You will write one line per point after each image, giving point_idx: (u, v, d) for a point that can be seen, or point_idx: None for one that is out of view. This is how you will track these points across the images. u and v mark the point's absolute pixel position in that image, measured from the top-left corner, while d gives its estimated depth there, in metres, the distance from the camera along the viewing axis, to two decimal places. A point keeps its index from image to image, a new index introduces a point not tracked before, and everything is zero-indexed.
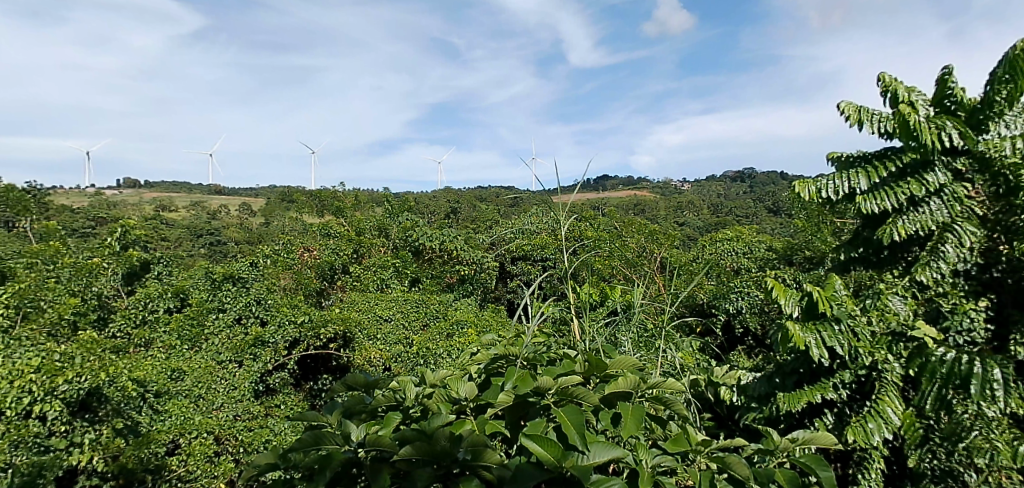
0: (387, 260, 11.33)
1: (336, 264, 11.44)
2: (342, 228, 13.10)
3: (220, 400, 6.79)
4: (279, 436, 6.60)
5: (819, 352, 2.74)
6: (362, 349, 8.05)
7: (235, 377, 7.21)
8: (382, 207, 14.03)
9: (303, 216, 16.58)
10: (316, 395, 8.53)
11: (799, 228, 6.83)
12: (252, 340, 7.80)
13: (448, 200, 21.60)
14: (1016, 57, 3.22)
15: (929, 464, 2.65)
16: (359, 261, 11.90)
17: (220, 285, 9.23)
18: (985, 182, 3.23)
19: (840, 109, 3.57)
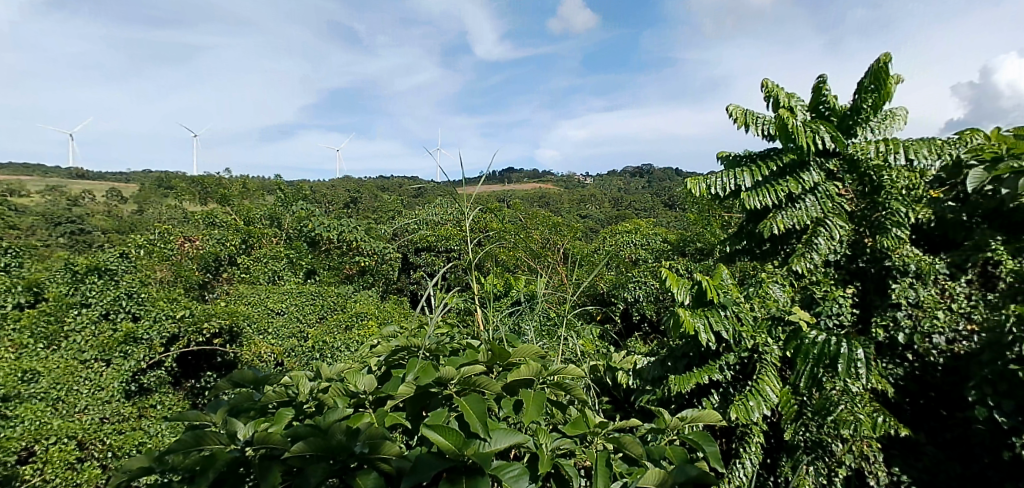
0: (279, 251, 10.81)
1: (221, 256, 10.76)
2: (228, 217, 12.34)
3: (83, 402, 6.24)
4: (155, 437, 6.20)
5: (706, 336, 2.90)
6: (250, 344, 7.65)
7: (100, 377, 6.65)
8: (273, 196, 13.34)
9: (183, 203, 15.44)
10: (198, 393, 8.03)
11: (690, 221, 7.18)
12: (121, 337, 7.17)
13: (347, 189, 20.96)
14: (878, 69, 3.57)
15: (802, 437, 2.84)
16: (248, 252, 11.26)
17: (82, 277, 8.24)
18: (853, 181, 3.57)
19: (728, 111, 3.79)
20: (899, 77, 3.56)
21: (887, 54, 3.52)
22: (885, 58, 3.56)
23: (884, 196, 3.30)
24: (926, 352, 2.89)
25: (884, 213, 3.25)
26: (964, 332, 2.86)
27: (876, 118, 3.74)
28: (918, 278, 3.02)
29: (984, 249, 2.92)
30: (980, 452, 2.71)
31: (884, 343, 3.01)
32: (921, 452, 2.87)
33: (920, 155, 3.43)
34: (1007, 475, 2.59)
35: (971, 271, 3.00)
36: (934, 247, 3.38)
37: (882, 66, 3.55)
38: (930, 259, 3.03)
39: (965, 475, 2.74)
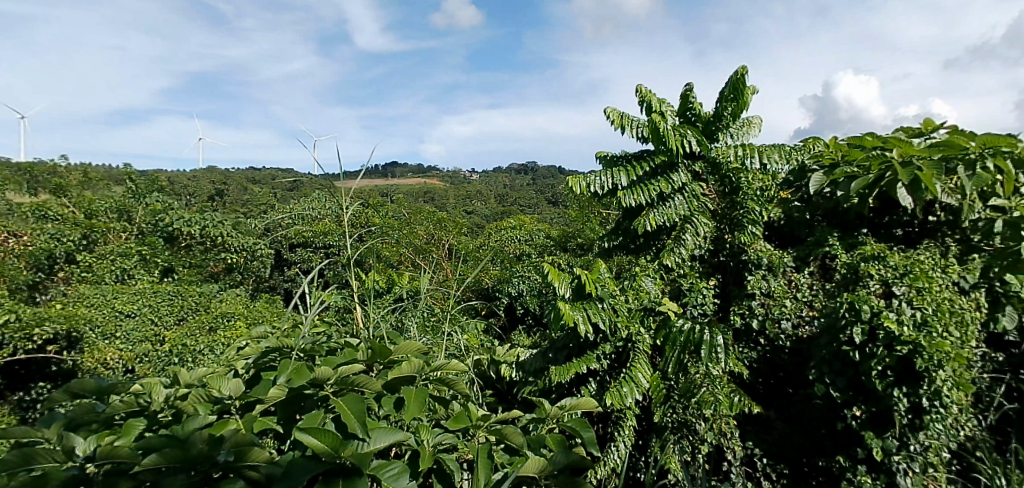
0: (130, 247, 9.85)
1: (57, 252, 9.60)
2: (66, 209, 11.04)
3: None
4: None
5: (585, 327, 3.01)
6: (94, 350, 6.92)
7: None
8: (123, 188, 12.11)
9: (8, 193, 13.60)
10: (28, 408, 7.16)
11: (571, 217, 7.41)
12: None
13: (211, 181, 19.54)
14: (737, 80, 3.86)
15: (670, 418, 3.00)
16: (91, 249, 10.15)
17: None
18: (715, 182, 3.81)
19: (606, 113, 3.94)
20: (755, 88, 3.88)
21: (745, 66, 3.82)
22: (743, 70, 3.86)
23: (741, 196, 3.57)
24: (775, 336, 3.15)
25: (742, 211, 3.52)
26: (807, 318, 3.13)
27: (735, 125, 4.04)
28: (769, 271, 3.30)
29: (824, 244, 3.26)
30: (818, 424, 3.02)
31: (741, 329, 3.29)
32: (770, 427, 3.17)
33: (772, 160, 3.68)
34: (838, 442, 2.95)
35: (813, 264, 3.30)
36: (784, 243, 3.71)
37: (740, 77, 3.85)
38: (780, 254, 3.31)
39: (806, 445, 3.05)
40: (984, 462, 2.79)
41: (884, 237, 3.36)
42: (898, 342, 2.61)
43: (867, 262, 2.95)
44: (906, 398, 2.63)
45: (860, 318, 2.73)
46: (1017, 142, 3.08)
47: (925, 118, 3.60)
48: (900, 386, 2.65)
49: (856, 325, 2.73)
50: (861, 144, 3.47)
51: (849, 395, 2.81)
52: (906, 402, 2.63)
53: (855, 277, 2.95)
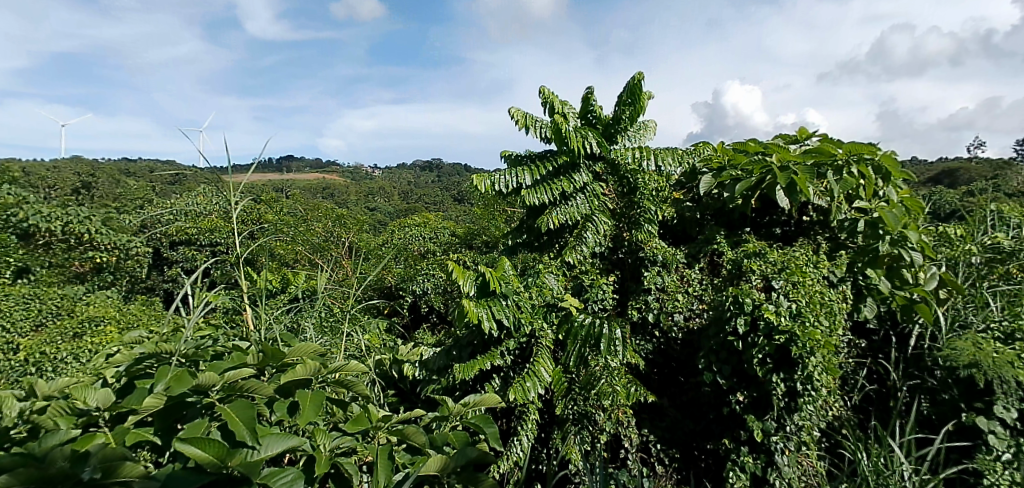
0: None
1: None
2: None
3: None
4: None
5: (489, 324, 3.01)
6: None
7: None
8: None
9: None
10: None
11: (476, 215, 7.39)
12: None
13: (77, 173, 17.77)
14: (634, 86, 3.99)
15: (571, 410, 3.05)
16: None
17: None
18: (614, 182, 3.94)
19: (510, 113, 3.95)
20: (651, 93, 4.03)
21: (641, 72, 3.95)
22: (640, 76, 3.99)
23: (638, 196, 3.71)
24: (669, 329, 3.30)
25: (639, 211, 3.66)
26: (697, 310, 3.29)
27: (632, 129, 4.20)
28: (664, 267, 3.44)
29: (712, 242, 3.44)
30: (707, 410, 3.19)
31: (638, 322, 3.39)
32: (664, 414, 3.31)
33: (666, 162, 3.89)
34: (725, 424, 3.10)
35: (703, 260, 3.47)
36: (677, 240, 3.88)
37: (637, 82, 3.98)
38: (673, 251, 3.45)
39: (696, 430, 3.22)
40: (849, 438, 3.05)
41: (765, 235, 3.61)
42: (776, 332, 2.80)
43: (750, 258, 3.14)
44: (783, 382, 2.83)
45: (743, 311, 2.90)
46: (877, 150, 3.38)
47: (800, 127, 3.89)
48: (778, 372, 2.84)
49: (740, 316, 2.91)
50: (745, 149, 3.70)
51: (733, 381, 3.00)
52: (783, 386, 2.83)
53: (740, 272, 3.15)
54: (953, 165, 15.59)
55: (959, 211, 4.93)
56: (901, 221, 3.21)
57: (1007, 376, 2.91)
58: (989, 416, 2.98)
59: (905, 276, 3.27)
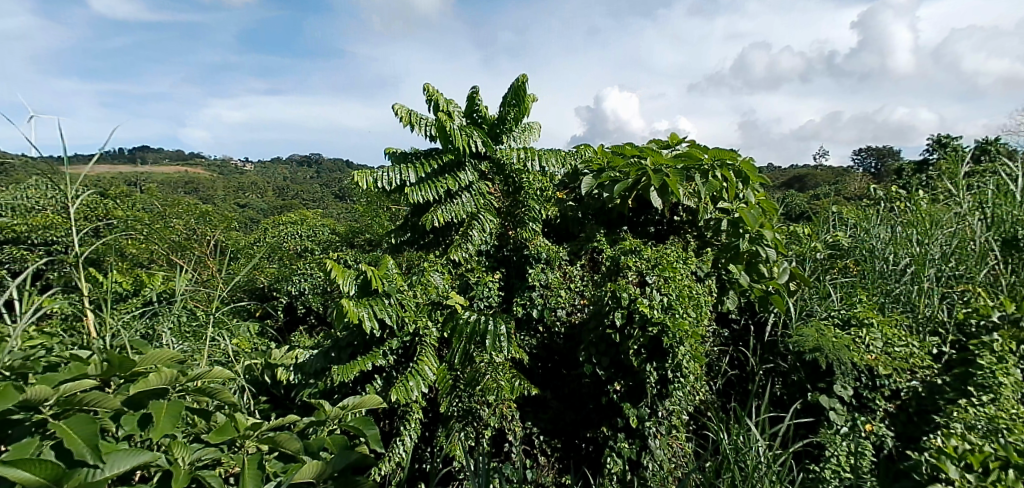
0: None
1: None
2: None
3: None
4: None
5: (370, 324, 2.92)
6: None
7: None
8: None
9: None
10: None
11: (357, 213, 7.16)
12: None
13: None
14: (519, 88, 4.01)
15: (455, 407, 3.02)
16: None
17: None
18: (500, 182, 3.95)
19: (393, 110, 3.83)
20: (535, 95, 4.07)
21: (525, 75, 3.96)
22: (524, 78, 4.00)
23: (523, 195, 3.76)
24: (552, 323, 3.37)
25: (523, 209, 3.71)
26: (579, 305, 3.39)
27: (517, 129, 4.20)
28: (547, 264, 3.50)
29: (592, 240, 3.57)
30: (586, 400, 3.30)
31: (523, 318, 3.46)
32: (547, 406, 3.38)
33: (550, 163, 3.94)
34: (603, 414, 3.23)
35: (584, 257, 3.60)
36: (560, 239, 3.97)
37: (521, 84, 4.00)
38: (556, 248, 3.52)
39: (577, 420, 3.32)
40: (713, 420, 3.28)
41: (640, 233, 3.80)
42: (650, 324, 2.94)
43: (627, 255, 3.29)
44: (656, 371, 2.99)
45: (620, 304, 3.03)
46: (737, 156, 3.67)
47: (671, 133, 4.12)
48: (651, 361, 3.00)
49: (617, 310, 3.03)
50: (623, 152, 3.80)
51: (611, 372, 3.13)
52: (656, 374, 2.98)
53: (617, 268, 3.28)
54: (799, 172, 17.30)
55: (806, 212, 5.47)
56: (759, 220, 3.47)
57: (844, 358, 3.27)
58: (830, 394, 3.33)
59: (761, 270, 3.57)
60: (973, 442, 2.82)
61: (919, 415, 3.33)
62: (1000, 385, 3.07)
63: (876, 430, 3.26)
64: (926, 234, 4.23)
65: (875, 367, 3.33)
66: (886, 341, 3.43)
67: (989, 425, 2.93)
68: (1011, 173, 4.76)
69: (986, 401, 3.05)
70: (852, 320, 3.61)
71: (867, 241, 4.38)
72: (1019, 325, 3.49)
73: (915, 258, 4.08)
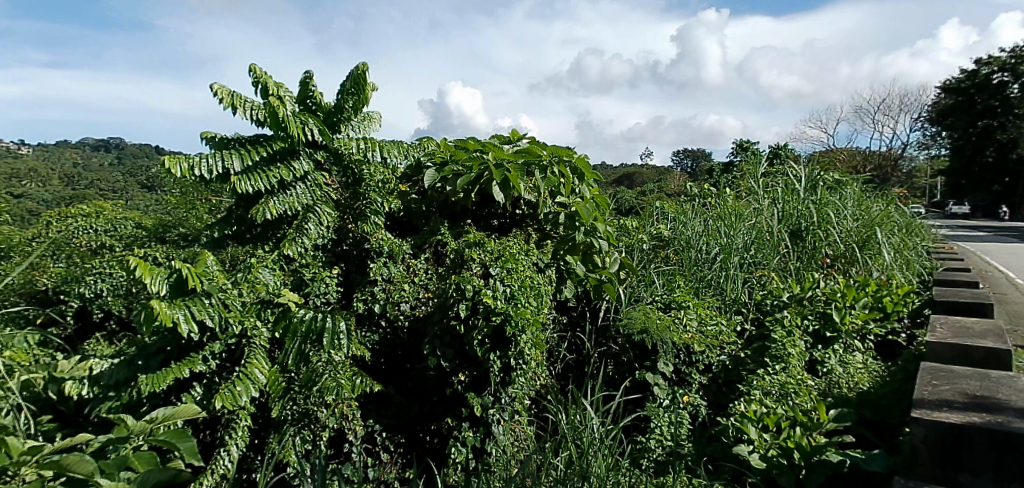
0: None
1: None
2: None
3: None
4: None
5: (188, 327, 2.65)
6: None
7: None
8: None
9: None
10: None
11: (168, 204, 6.09)
12: None
13: None
14: (358, 76, 3.80)
15: (289, 410, 2.85)
16: None
17: None
18: (337, 172, 3.72)
19: (213, 90, 3.50)
20: (375, 84, 3.89)
21: (365, 63, 3.78)
22: (363, 66, 3.82)
23: (363, 187, 3.58)
24: (396, 318, 3.26)
25: (365, 202, 3.54)
26: (423, 299, 3.32)
27: (357, 118, 4.00)
28: (390, 258, 3.39)
29: (437, 233, 3.52)
30: (430, 393, 3.28)
31: (363, 314, 3.30)
32: (390, 402, 3.30)
33: (392, 154, 3.83)
34: (447, 404, 3.22)
35: (428, 250, 3.53)
36: (404, 232, 3.86)
37: (361, 72, 3.81)
38: (399, 242, 3.43)
39: (421, 413, 3.29)
40: (553, 402, 3.44)
41: (484, 226, 3.83)
42: (493, 314, 2.98)
43: (471, 248, 3.30)
44: (499, 359, 3.05)
45: (464, 296, 3.03)
46: (573, 153, 3.84)
47: (512, 130, 4.23)
48: (495, 350, 3.05)
49: (461, 302, 3.03)
50: (466, 146, 3.80)
51: (456, 363, 3.12)
52: (499, 363, 3.04)
53: (461, 261, 3.29)
54: (625, 171, 18.62)
55: (634, 208, 5.89)
56: (593, 214, 3.68)
57: (666, 338, 3.59)
58: (654, 371, 3.65)
59: (595, 260, 3.81)
60: (768, 406, 3.27)
61: (726, 385, 3.76)
62: (789, 356, 3.64)
63: (692, 401, 3.59)
64: (731, 226, 4.77)
65: (692, 345, 3.69)
66: (700, 320, 3.86)
67: (781, 390, 3.41)
68: (795, 175, 5.55)
69: (779, 370, 3.59)
70: (673, 303, 3.98)
71: (685, 233, 4.82)
72: (802, 302, 4.27)
73: (723, 248, 4.59)
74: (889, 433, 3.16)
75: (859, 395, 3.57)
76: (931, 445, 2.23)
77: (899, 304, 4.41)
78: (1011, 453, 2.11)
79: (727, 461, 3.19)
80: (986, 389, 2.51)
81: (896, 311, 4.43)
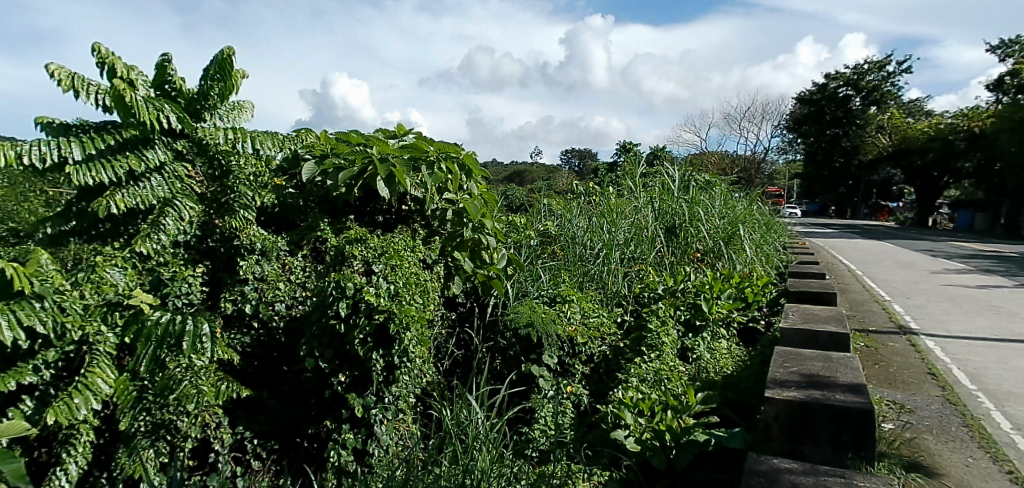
0: None
1: None
2: None
3: None
4: None
5: (11, 335, 2.36)
6: None
7: None
8: None
9: None
10: None
11: None
12: None
13: None
14: (223, 61, 3.55)
15: (140, 422, 2.61)
16: None
17: None
18: (202, 164, 3.45)
19: (48, 71, 3.12)
20: (243, 71, 3.65)
21: (231, 47, 3.54)
22: (229, 50, 3.57)
23: (232, 180, 3.34)
24: (270, 318, 3.09)
25: (233, 196, 3.30)
26: (300, 298, 3.16)
27: (224, 106, 3.72)
28: (263, 255, 3.19)
29: (316, 229, 3.34)
30: (308, 396, 3.14)
31: (232, 315, 3.11)
32: (263, 407, 3.13)
33: (265, 146, 3.59)
34: (326, 408, 3.11)
35: (306, 248, 3.34)
36: (279, 228, 3.64)
37: (226, 57, 3.55)
38: (273, 238, 3.23)
39: (297, 417, 3.13)
40: (438, 399, 3.43)
41: (368, 223, 3.69)
42: (376, 312, 2.90)
43: (352, 244, 3.17)
44: (383, 358, 2.96)
45: (345, 294, 2.93)
46: (461, 149, 3.81)
47: (397, 124, 4.15)
48: (378, 349, 2.97)
49: (342, 300, 2.92)
50: (347, 139, 3.64)
51: (336, 363, 3.01)
52: (382, 362, 2.96)
53: (342, 258, 3.15)
54: (515, 169, 18.93)
55: (523, 205, 6.00)
56: (481, 211, 3.69)
57: (550, 331, 3.70)
58: (539, 364, 3.74)
59: (483, 257, 3.85)
60: (644, 392, 3.44)
61: (607, 373, 3.93)
62: (663, 344, 3.87)
63: (575, 390, 3.73)
64: (613, 222, 4.97)
65: (575, 337, 3.81)
66: (583, 313, 4.00)
67: (655, 376, 3.61)
68: (671, 175, 5.88)
69: (654, 357, 3.79)
70: (558, 297, 4.09)
71: (570, 230, 4.96)
72: (675, 294, 4.58)
73: (605, 243, 4.78)
74: (749, 412, 3.44)
75: (724, 378, 3.85)
76: (781, 421, 2.44)
77: (758, 295, 4.84)
78: (847, 425, 2.35)
79: (605, 447, 3.34)
80: (827, 369, 2.79)
81: (755, 300, 4.85)
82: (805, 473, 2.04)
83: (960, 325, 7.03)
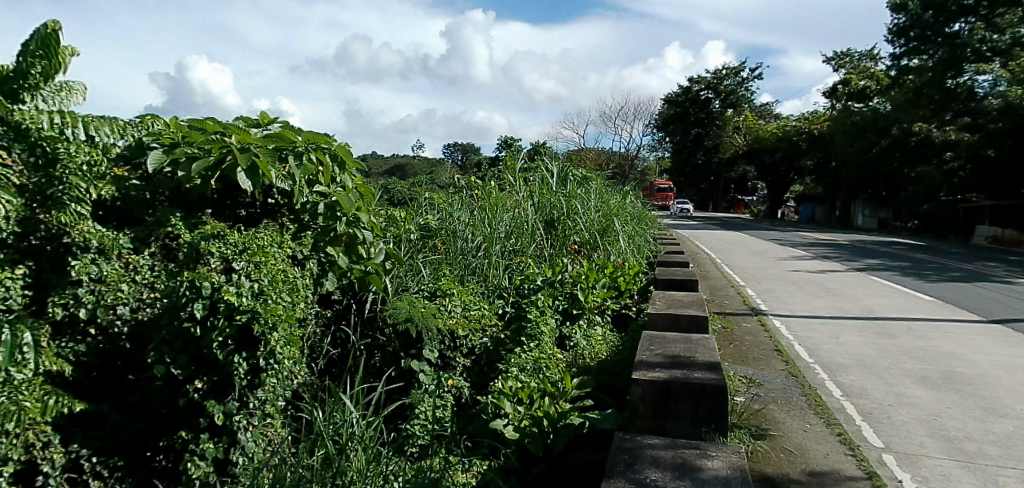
0: None
1: None
2: None
3: None
4: None
5: None
6: None
7: None
8: None
9: None
10: None
11: None
12: None
13: None
14: (46, 35, 3.15)
15: None
16: None
17: None
18: (22, 150, 2.94)
19: None
20: (73, 49, 3.25)
21: (57, 21, 3.15)
22: (54, 25, 3.17)
23: (59, 170, 2.94)
24: (110, 324, 2.81)
25: (61, 188, 2.93)
26: (148, 300, 2.92)
27: (49, 87, 3.31)
28: (100, 254, 2.86)
29: (165, 224, 3.04)
30: (158, 405, 2.89)
31: (62, 321, 2.77)
32: (103, 421, 2.82)
33: (101, 132, 3.26)
34: (179, 417, 2.90)
35: (155, 245, 3.04)
36: (121, 223, 3.29)
37: (51, 32, 3.16)
38: (112, 235, 2.90)
39: (145, 430, 2.90)
40: (308, 401, 3.28)
41: (228, 217, 3.42)
42: (237, 312, 2.68)
43: (208, 240, 2.90)
44: (246, 361, 2.78)
45: (200, 295, 2.67)
46: (332, 140, 3.58)
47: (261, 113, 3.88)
48: (240, 352, 2.77)
49: (196, 301, 2.67)
50: (202, 127, 3.35)
51: (191, 369, 2.78)
52: (245, 365, 2.77)
53: (196, 255, 2.86)
54: (396, 162, 18.54)
55: (404, 199, 5.88)
56: (355, 204, 3.53)
57: (430, 325, 3.66)
58: (420, 358, 3.71)
59: (359, 252, 3.71)
60: (523, 380, 3.51)
61: (488, 365, 3.97)
62: (541, 334, 3.97)
63: (456, 384, 3.72)
64: (493, 216, 4.99)
65: (456, 330, 3.80)
66: (463, 306, 4.00)
67: (534, 365, 3.70)
68: (550, 170, 6.04)
69: (532, 347, 3.88)
70: (438, 291, 4.06)
71: (451, 223, 4.87)
72: (554, 285, 4.67)
73: (486, 237, 4.79)
74: (620, 394, 3.61)
75: (598, 363, 4.02)
76: (646, 401, 2.58)
77: (629, 283, 5.12)
78: (703, 400, 2.52)
79: (484, 437, 3.37)
80: (687, 350, 3.00)
81: (626, 289, 5.14)
82: (665, 447, 2.16)
83: (802, 306, 7.84)
